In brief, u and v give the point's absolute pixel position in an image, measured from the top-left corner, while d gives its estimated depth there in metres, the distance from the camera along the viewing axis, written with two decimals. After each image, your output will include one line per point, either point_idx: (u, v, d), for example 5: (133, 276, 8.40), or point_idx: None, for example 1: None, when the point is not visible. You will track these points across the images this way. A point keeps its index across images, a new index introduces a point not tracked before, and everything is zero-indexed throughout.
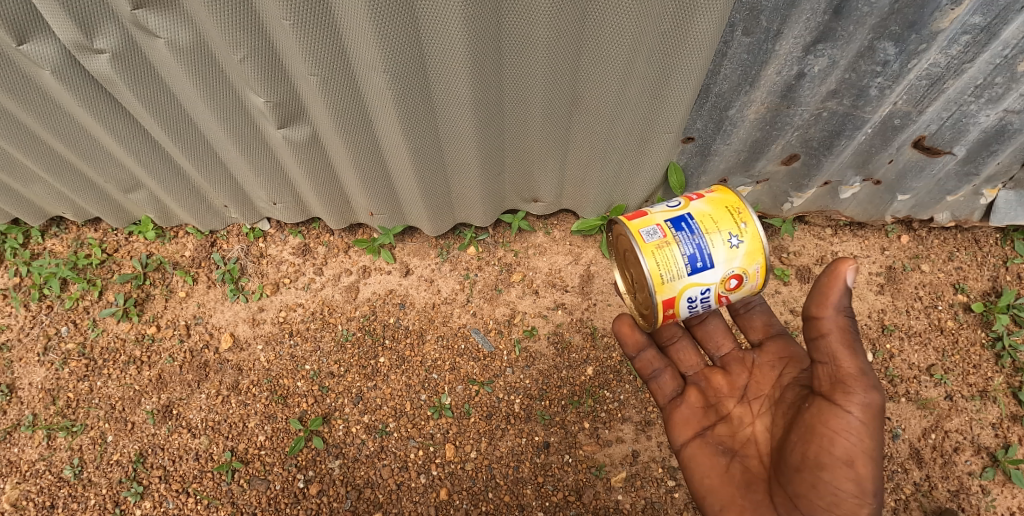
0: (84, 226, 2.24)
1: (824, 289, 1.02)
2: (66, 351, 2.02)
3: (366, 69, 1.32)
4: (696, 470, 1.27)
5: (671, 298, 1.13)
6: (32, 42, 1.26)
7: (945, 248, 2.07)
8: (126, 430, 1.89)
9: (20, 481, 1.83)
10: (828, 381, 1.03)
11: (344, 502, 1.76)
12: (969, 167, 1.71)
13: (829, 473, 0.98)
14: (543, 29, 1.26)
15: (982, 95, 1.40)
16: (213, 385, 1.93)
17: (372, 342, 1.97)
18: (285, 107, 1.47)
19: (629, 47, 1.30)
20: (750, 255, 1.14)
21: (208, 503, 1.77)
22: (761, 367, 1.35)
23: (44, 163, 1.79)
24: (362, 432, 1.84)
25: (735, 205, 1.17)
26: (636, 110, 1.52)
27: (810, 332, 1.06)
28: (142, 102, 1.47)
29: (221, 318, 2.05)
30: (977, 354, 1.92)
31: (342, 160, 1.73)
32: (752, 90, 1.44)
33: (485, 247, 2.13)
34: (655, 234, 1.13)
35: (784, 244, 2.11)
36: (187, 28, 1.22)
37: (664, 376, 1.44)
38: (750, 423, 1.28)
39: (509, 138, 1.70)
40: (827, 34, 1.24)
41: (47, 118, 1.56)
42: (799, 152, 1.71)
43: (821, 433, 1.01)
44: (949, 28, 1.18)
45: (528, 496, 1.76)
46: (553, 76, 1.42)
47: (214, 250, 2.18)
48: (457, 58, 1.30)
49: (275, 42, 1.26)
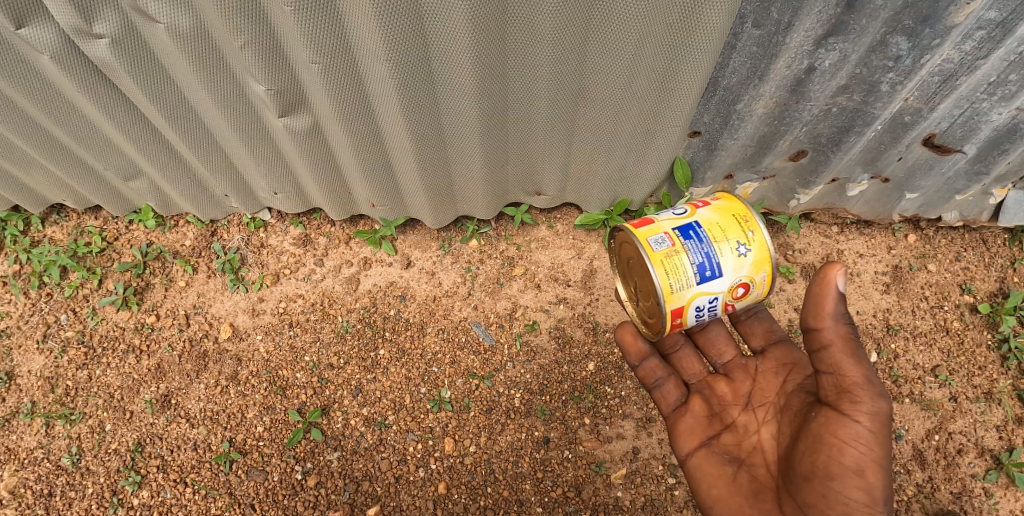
0: (85, 213, 2.23)
1: (817, 299, 0.99)
2: (65, 338, 2.01)
3: (368, 58, 1.30)
4: (703, 480, 1.26)
5: (680, 308, 1.11)
6: (30, 26, 1.24)
7: (952, 247, 2.05)
8: (124, 420, 1.88)
9: (18, 469, 1.83)
10: (833, 390, 1.01)
11: (342, 494, 1.76)
12: (979, 166, 1.69)
13: (840, 483, 0.96)
14: (550, 19, 1.23)
15: (995, 93, 1.37)
16: (212, 375, 1.92)
17: (372, 333, 1.96)
18: (287, 95, 1.45)
19: (636, 37, 1.27)
20: (758, 264, 1.12)
21: (206, 493, 1.77)
22: (764, 374, 1.34)
23: (45, 149, 1.77)
24: (361, 425, 1.83)
25: (742, 213, 1.16)
26: (643, 102, 1.50)
27: (811, 343, 1.03)
28: (142, 88, 1.45)
29: (220, 308, 2.04)
30: (982, 355, 1.90)
31: (343, 150, 1.71)
32: (761, 83, 1.41)
33: (487, 241, 2.11)
34: (664, 243, 1.11)
35: (789, 241, 2.08)
36: (187, 14, 1.20)
37: (668, 385, 1.43)
38: (755, 431, 1.27)
39: (514, 130, 1.68)
40: (839, 28, 1.21)
41: (47, 103, 1.55)
42: (807, 148, 1.69)
43: (830, 443, 0.99)
44: (964, 23, 1.16)
45: (528, 491, 1.75)
46: (559, 66, 1.39)
47: (214, 240, 2.16)
48: (462, 48, 1.28)
49: (276, 30, 1.24)
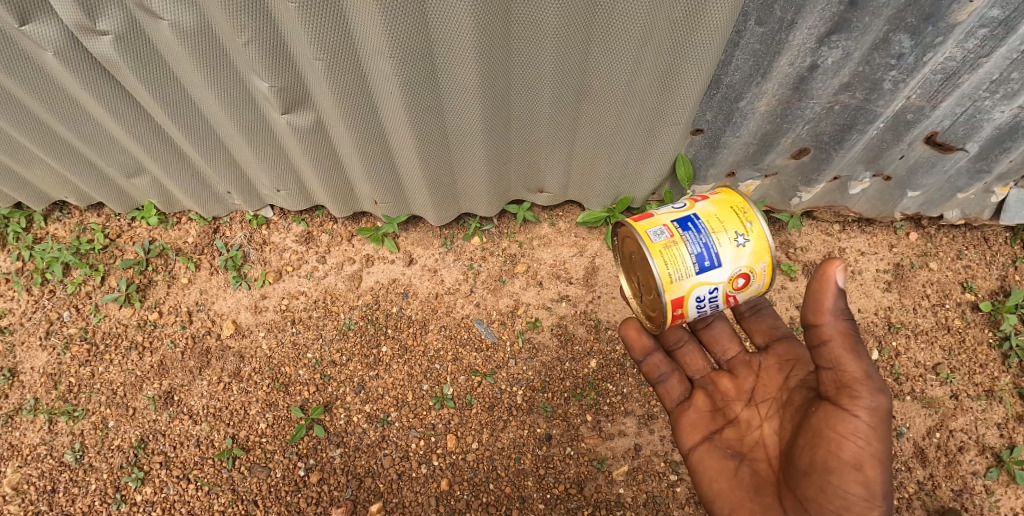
0: (87, 210, 2.23)
1: (817, 295, 0.99)
2: (67, 335, 2.01)
3: (371, 54, 1.30)
4: (705, 474, 1.27)
5: (680, 298, 1.11)
6: (34, 22, 1.25)
7: (954, 246, 2.05)
8: (127, 416, 1.88)
9: (21, 465, 1.84)
10: (833, 385, 1.02)
11: (344, 490, 1.76)
12: (981, 165, 1.69)
13: (837, 477, 0.97)
14: (554, 16, 1.24)
15: (997, 91, 1.37)
16: (214, 372, 1.93)
17: (375, 331, 1.96)
18: (290, 92, 1.45)
19: (639, 35, 1.27)
20: (757, 254, 1.12)
21: (209, 489, 1.77)
22: (767, 370, 1.35)
23: (47, 146, 1.78)
24: (363, 422, 1.84)
25: (741, 205, 1.16)
26: (646, 100, 1.50)
27: (811, 338, 1.03)
28: (145, 85, 1.45)
29: (223, 305, 2.04)
30: (983, 353, 1.90)
31: (346, 147, 1.71)
32: (764, 81, 1.42)
33: (489, 238, 2.11)
34: (662, 235, 1.12)
35: (791, 239, 2.09)
36: (191, 10, 1.20)
37: (671, 380, 1.43)
38: (758, 426, 1.27)
39: (517, 128, 1.68)
40: (842, 25, 1.21)
41: (50, 100, 1.55)
42: (809, 146, 1.69)
43: (829, 438, 0.99)
44: (967, 21, 1.16)
45: (530, 488, 1.76)
46: (562, 64, 1.39)
47: (216, 237, 2.17)
48: (466, 46, 1.28)
49: (280, 27, 1.25)
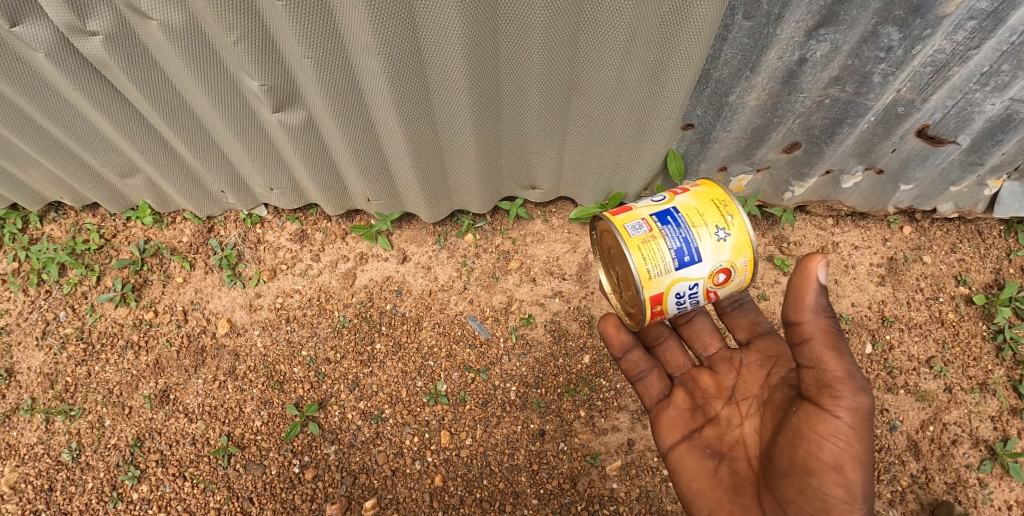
0: (83, 211, 2.24)
1: (798, 291, 0.99)
2: (64, 334, 2.02)
3: (360, 52, 1.31)
4: (684, 473, 1.26)
5: (659, 294, 1.11)
6: (25, 24, 1.25)
7: (948, 239, 2.05)
8: (124, 415, 1.89)
9: (19, 465, 1.84)
10: (815, 385, 1.01)
11: (339, 486, 1.77)
12: (974, 157, 1.69)
13: (817, 479, 0.97)
14: (541, 12, 1.23)
15: (988, 83, 1.37)
16: (210, 370, 1.94)
17: (369, 328, 1.97)
18: (280, 91, 1.46)
19: (628, 30, 1.27)
20: (738, 248, 1.13)
21: (205, 486, 1.78)
22: (748, 367, 1.35)
23: (41, 147, 1.78)
24: (358, 418, 1.85)
25: (721, 198, 1.16)
26: (636, 95, 1.50)
27: (793, 336, 1.03)
28: (136, 84, 1.45)
29: (218, 304, 2.05)
30: (977, 346, 1.91)
31: (338, 144, 1.71)
32: (753, 75, 1.42)
33: (483, 235, 2.11)
34: (641, 229, 1.12)
35: (784, 234, 2.09)
36: (180, 10, 1.20)
37: (651, 377, 1.43)
38: (738, 424, 1.27)
39: (507, 124, 1.68)
40: (830, 18, 1.21)
41: (42, 101, 1.56)
42: (800, 140, 1.69)
43: (810, 438, 1.00)
44: (955, 12, 1.16)
45: (523, 483, 1.76)
46: (552, 59, 1.39)
47: (211, 236, 2.17)
48: (454, 43, 1.29)
49: (269, 26, 1.25)
